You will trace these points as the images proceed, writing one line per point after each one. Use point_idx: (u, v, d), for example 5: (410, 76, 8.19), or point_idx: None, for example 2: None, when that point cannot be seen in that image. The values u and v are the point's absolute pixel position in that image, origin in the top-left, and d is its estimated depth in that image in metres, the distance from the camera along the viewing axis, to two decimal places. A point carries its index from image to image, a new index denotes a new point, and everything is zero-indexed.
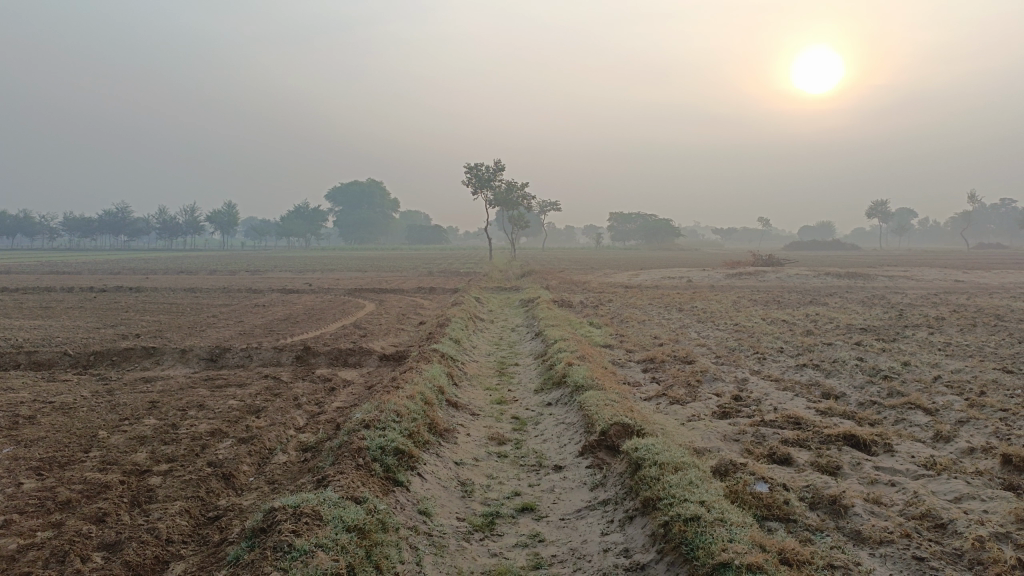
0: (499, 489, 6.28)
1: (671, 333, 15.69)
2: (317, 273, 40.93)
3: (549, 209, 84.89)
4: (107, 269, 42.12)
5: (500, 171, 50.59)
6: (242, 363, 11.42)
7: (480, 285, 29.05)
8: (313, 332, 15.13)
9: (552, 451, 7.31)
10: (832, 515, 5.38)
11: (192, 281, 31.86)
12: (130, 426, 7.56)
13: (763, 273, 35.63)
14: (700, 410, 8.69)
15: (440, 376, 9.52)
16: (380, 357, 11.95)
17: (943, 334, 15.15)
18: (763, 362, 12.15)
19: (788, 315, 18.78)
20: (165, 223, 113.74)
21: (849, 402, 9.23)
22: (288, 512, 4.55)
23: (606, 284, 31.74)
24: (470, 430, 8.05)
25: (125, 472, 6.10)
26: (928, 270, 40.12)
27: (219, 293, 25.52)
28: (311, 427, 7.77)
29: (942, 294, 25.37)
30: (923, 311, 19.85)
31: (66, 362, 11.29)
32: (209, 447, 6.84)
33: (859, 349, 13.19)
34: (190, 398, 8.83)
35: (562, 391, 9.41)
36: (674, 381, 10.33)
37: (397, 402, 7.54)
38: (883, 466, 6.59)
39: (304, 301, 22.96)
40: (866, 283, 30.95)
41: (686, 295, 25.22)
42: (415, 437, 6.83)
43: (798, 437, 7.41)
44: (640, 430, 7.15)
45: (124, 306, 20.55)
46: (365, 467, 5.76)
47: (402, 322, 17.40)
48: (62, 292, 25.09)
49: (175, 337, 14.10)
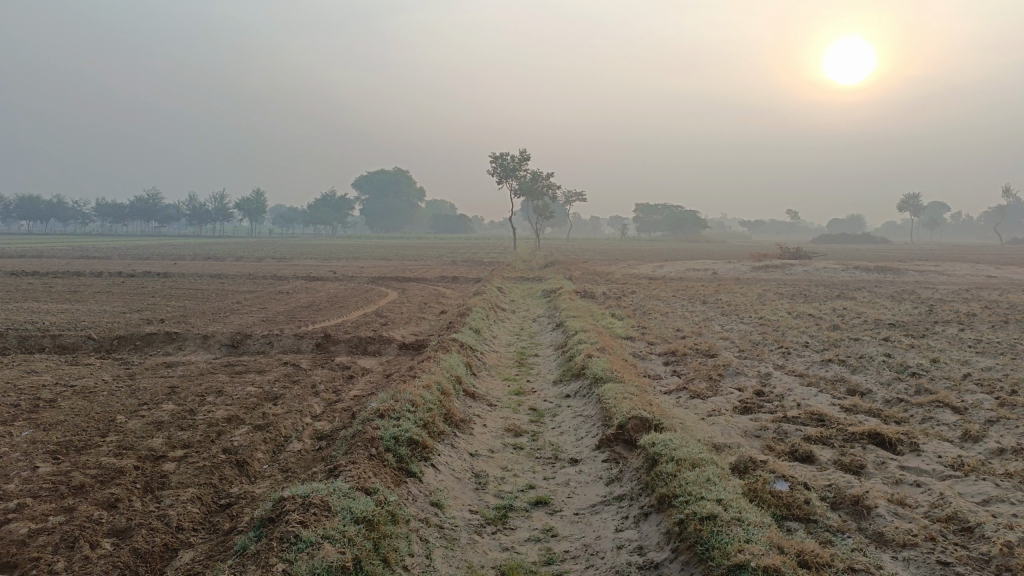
0: (514, 481, 6.20)
1: (694, 326, 15.49)
2: (342, 260, 41.15)
3: (574, 200, 84.67)
4: (135, 254, 42.73)
5: (525, 160, 50.37)
6: (262, 349, 11.45)
7: (503, 275, 28.96)
8: (334, 320, 15.14)
9: (568, 444, 7.21)
10: (854, 516, 5.23)
11: (218, 268, 32.15)
12: (148, 411, 7.59)
13: (791, 266, 35.23)
14: (721, 405, 8.54)
15: (458, 366, 9.45)
16: (399, 346, 11.93)
17: (974, 331, 14.79)
18: (788, 357, 11.93)
19: (815, 309, 18.46)
20: (194, 210, 114.95)
21: (875, 399, 9.03)
22: (297, 502, 4.51)
23: (631, 275, 31.50)
24: (487, 421, 7.98)
25: (140, 458, 6.11)
26: (960, 264, 39.31)
27: (244, 279, 25.70)
28: (327, 415, 7.75)
29: (974, 290, 24.82)
30: (955, 307, 19.42)
31: (90, 346, 11.40)
32: (224, 434, 6.84)
33: (887, 345, 12.92)
34: (209, 384, 8.85)
35: (581, 384, 9.29)
36: (695, 374, 10.17)
37: (413, 392, 7.48)
38: (908, 466, 6.42)
39: (328, 288, 23.03)
40: (896, 277, 30.42)
41: (710, 287, 24.91)
42: (430, 428, 6.77)
43: (821, 434, 7.24)
44: (658, 424, 7.02)
45: (150, 291, 20.75)
46: (378, 457, 5.71)
47: (424, 310, 17.37)
48: (90, 277, 25.41)
49: (197, 322, 14.17)
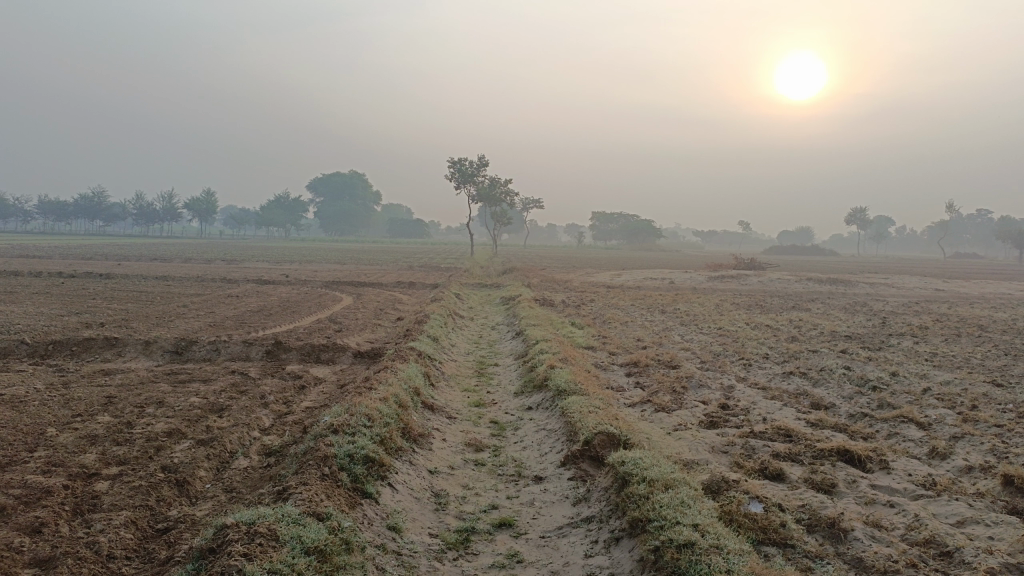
0: (476, 501, 5.86)
1: (654, 336, 15.35)
2: (295, 263, 40.21)
3: (532, 206, 84.68)
4: (78, 254, 41.26)
5: (483, 166, 50.07)
6: (209, 357, 10.91)
7: (461, 281, 28.60)
8: (286, 326, 14.60)
9: (532, 460, 6.91)
10: (831, 540, 5.03)
11: (164, 269, 31.04)
12: (82, 424, 7.04)
13: (745, 276, 35.61)
14: (686, 419, 8.34)
15: (416, 377, 9.08)
16: (354, 355, 11.50)
17: (928, 344, 14.92)
18: (750, 369, 11.83)
19: (772, 321, 18.51)
20: (142, 210, 111.67)
21: (839, 413, 8.92)
22: (241, 530, 4.12)
23: (588, 283, 31.42)
24: (447, 435, 7.64)
25: (70, 476, 5.61)
26: (907, 277, 40.24)
27: (192, 282, 24.83)
28: (276, 429, 7.31)
29: (924, 303, 25.29)
30: (907, 319, 19.69)
31: (22, 351, 10.71)
32: (164, 449, 6.37)
33: (846, 357, 12.91)
34: (149, 394, 8.31)
35: (544, 396, 8.99)
36: (659, 387, 9.96)
37: (369, 405, 7.08)
38: (880, 485, 6.27)
39: (279, 292, 22.36)
40: (848, 289, 30.89)
41: (668, 297, 24.87)
42: (387, 444, 6.40)
43: (790, 451, 7.07)
44: (626, 440, 6.77)
45: (92, 293, 19.85)
46: (331, 477, 5.32)
47: (379, 317, 16.93)
48: (28, 277, 24.23)
49: (141, 327, 13.49)
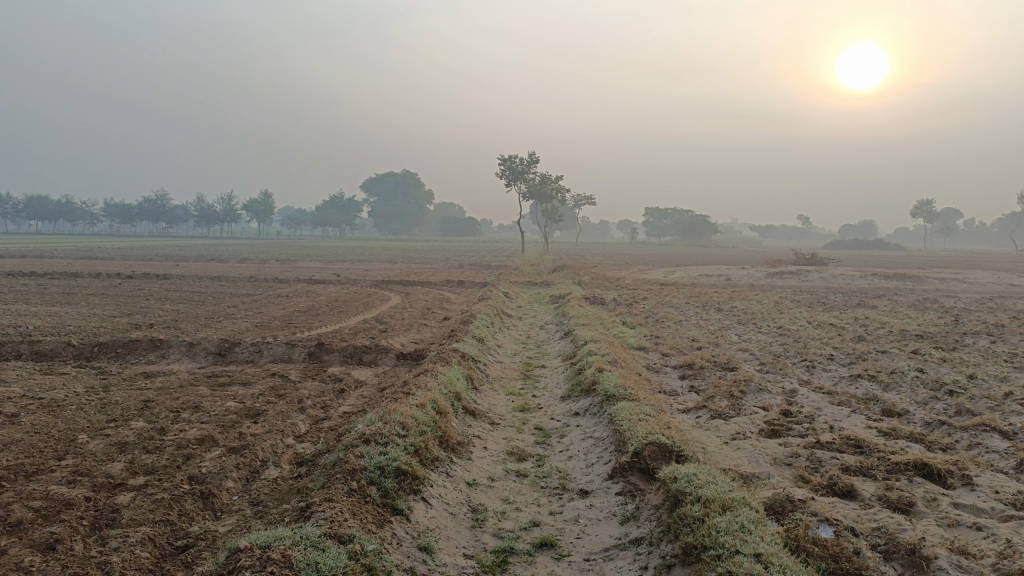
0: (516, 517, 5.44)
1: (710, 336, 14.70)
2: (347, 262, 40.42)
3: (584, 203, 83.94)
4: (138, 255, 42.23)
5: (534, 163, 49.66)
6: (251, 359, 10.75)
7: (512, 279, 28.24)
8: (331, 326, 14.43)
9: (577, 472, 6.47)
10: (912, 571, 4.47)
11: (219, 269, 31.44)
12: (114, 430, 6.88)
13: (806, 272, 34.38)
14: (745, 427, 7.78)
15: (458, 381, 8.70)
16: (397, 356, 11.22)
17: (1007, 343, 13.95)
18: (813, 372, 11.13)
19: (835, 319, 17.65)
20: (203, 211, 114.33)
21: (913, 421, 8.23)
22: (254, 557, 3.81)
23: (641, 281, 30.74)
24: (488, 443, 7.26)
25: (94, 487, 5.40)
26: (979, 272, 38.29)
27: (245, 282, 25.02)
28: (311, 436, 7.03)
29: (998, 298, 23.93)
30: (981, 317, 18.55)
31: (69, 353, 10.72)
32: (194, 458, 6.13)
33: (917, 359, 12.09)
34: (187, 398, 8.14)
35: (592, 401, 8.53)
36: (715, 391, 9.39)
37: (405, 412, 6.72)
38: (963, 504, 5.64)
39: (329, 292, 22.35)
40: (915, 285, 29.48)
41: (724, 294, 24.05)
42: (422, 455, 6.04)
43: (860, 464, 6.47)
44: (679, 452, 6.27)
45: (147, 293, 20.10)
46: (359, 492, 4.98)
47: (426, 317, 16.66)
48: (88, 278, 24.73)
49: (188, 328, 13.44)
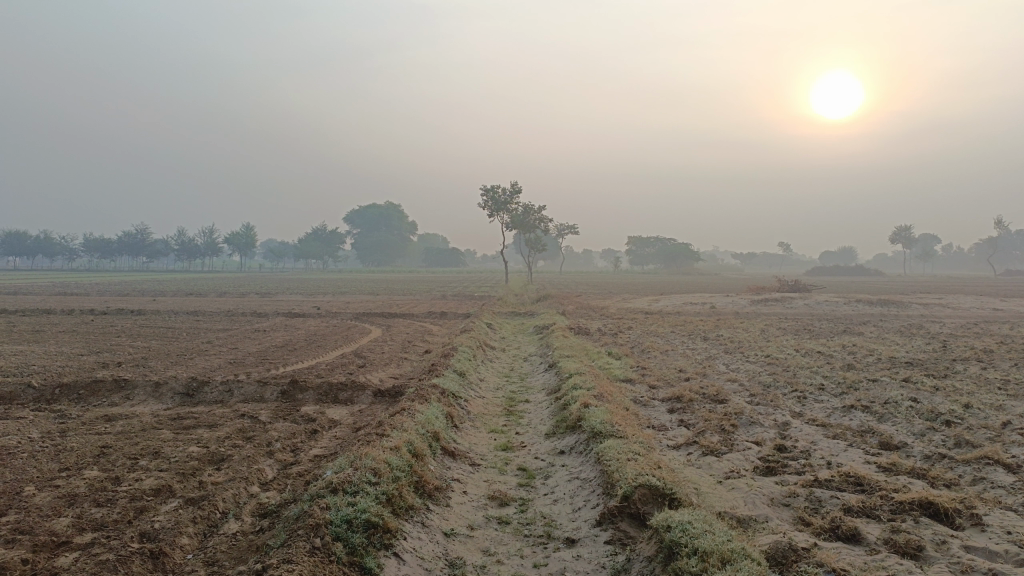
0: (496, 572, 5.00)
1: (698, 366, 14.32)
2: (327, 295, 39.75)
3: (567, 232, 83.86)
4: (114, 290, 41.32)
5: (516, 193, 49.48)
6: (221, 399, 10.24)
7: (495, 310, 27.85)
8: (308, 362, 13.93)
9: (563, 517, 6.05)
10: None
11: (197, 304, 30.74)
12: (65, 480, 6.38)
13: (791, 299, 34.22)
14: (739, 464, 7.40)
15: (437, 420, 8.26)
16: (374, 394, 10.75)
17: (998, 369, 13.66)
18: (805, 403, 10.76)
19: (822, 346, 17.35)
20: (183, 245, 113.16)
21: (912, 455, 7.87)
22: None
23: (626, 310, 30.44)
24: (468, 487, 6.82)
25: (35, 548, 4.91)
26: (962, 296, 38.34)
27: (222, 317, 24.43)
28: (278, 483, 6.57)
29: (982, 323, 23.84)
30: (969, 343, 18.31)
31: (28, 395, 10.16)
32: (148, 511, 5.66)
33: (910, 387, 11.77)
34: (147, 444, 7.64)
35: (577, 439, 8.13)
36: (706, 425, 9.00)
37: (377, 457, 6.29)
38: (975, 547, 5.26)
39: (307, 325, 21.82)
40: (899, 310, 29.38)
41: (710, 322, 23.82)
42: (395, 504, 5.61)
43: (863, 504, 6.10)
44: (672, 495, 5.87)
45: (118, 330, 19.46)
46: (323, 551, 4.54)
47: (406, 350, 16.19)
48: (58, 315, 23.99)
49: (157, 367, 12.88)
